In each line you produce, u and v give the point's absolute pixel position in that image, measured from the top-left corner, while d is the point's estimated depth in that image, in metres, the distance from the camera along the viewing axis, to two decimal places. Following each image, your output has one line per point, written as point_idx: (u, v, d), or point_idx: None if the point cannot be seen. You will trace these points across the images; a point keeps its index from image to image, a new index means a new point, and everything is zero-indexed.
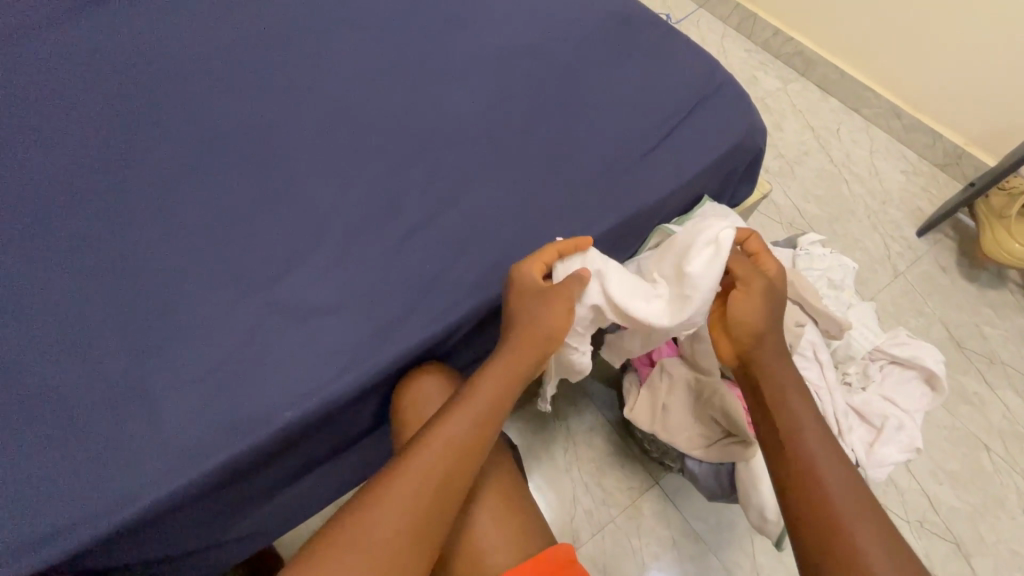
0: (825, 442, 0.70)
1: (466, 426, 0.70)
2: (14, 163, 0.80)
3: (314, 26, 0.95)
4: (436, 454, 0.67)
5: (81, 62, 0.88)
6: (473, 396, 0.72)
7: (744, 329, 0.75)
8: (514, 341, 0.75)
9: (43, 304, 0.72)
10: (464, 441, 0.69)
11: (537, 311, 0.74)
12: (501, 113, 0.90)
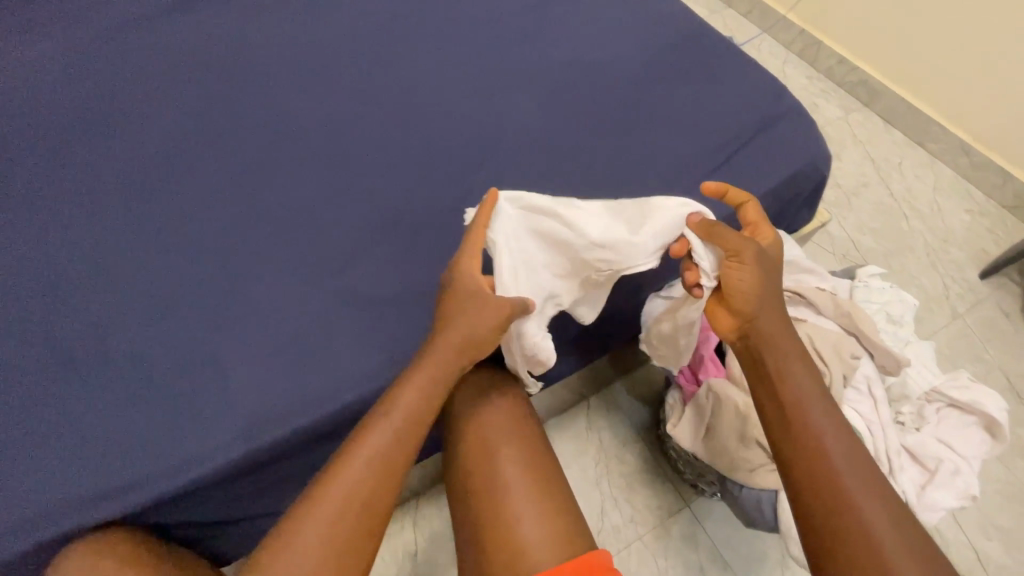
0: (828, 414, 0.68)
1: (388, 443, 0.65)
2: (117, 142, 0.88)
3: (394, 32, 1.00)
4: (356, 478, 0.62)
5: (183, 54, 0.96)
6: (392, 410, 0.66)
7: (741, 299, 0.72)
8: (437, 343, 0.69)
9: (134, 272, 0.78)
10: (389, 457, 0.64)
11: (461, 312, 0.69)
12: (566, 125, 0.92)
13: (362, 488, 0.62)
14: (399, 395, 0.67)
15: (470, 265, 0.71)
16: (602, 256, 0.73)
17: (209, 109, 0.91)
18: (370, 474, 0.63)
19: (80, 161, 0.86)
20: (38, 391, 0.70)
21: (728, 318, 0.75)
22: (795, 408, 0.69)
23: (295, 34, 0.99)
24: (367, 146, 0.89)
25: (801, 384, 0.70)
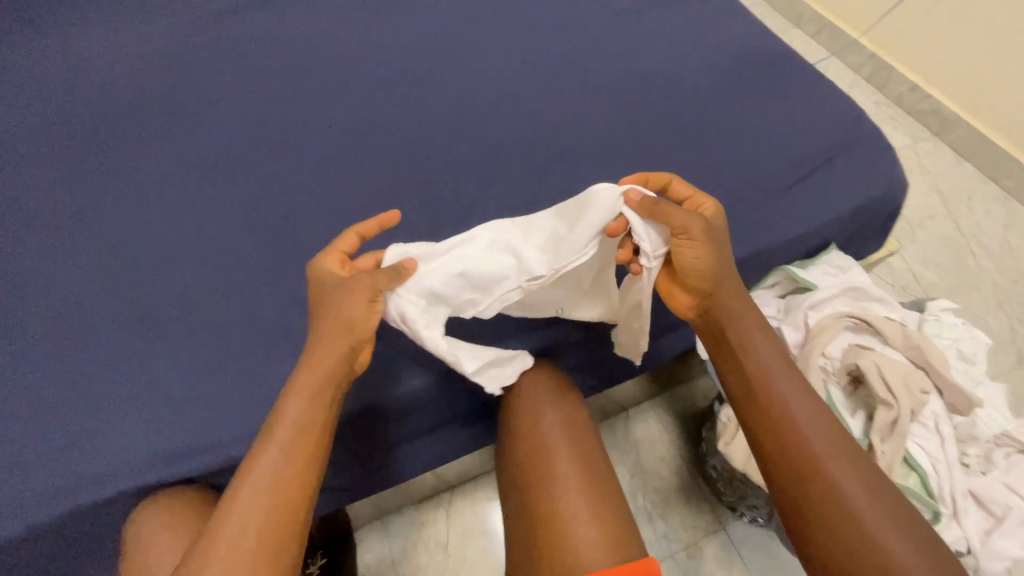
0: (791, 382, 0.70)
1: (292, 440, 0.59)
2: (211, 127, 0.94)
3: (472, 38, 1.04)
4: (260, 479, 0.57)
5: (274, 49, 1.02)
6: (287, 407, 0.60)
7: (695, 277, 0.70)
8: (320, 337, 0.63)
9: (219, 249, 0.83)
10: (295, 455, 0.59)
11: (338, 300, 0.63)
12: (637, 136, 0.93)
13: (267, 489, 0.57)
14: (296, 392, 0.61)
15: (330, 262, 0.67)
16: (534, 258, 0.71)
17: (298, 103, 0.97)
18: (275, 474, 0.57)
19: (179, 146, 0.93)
20: (129, 352, 0.74)
21: (683, 298, 0.75)
22: (760, 380, 0.71)
23: (380, 37, 1.05)
24: (442, 144, 0.92)
25: (766, 357, 0.72)
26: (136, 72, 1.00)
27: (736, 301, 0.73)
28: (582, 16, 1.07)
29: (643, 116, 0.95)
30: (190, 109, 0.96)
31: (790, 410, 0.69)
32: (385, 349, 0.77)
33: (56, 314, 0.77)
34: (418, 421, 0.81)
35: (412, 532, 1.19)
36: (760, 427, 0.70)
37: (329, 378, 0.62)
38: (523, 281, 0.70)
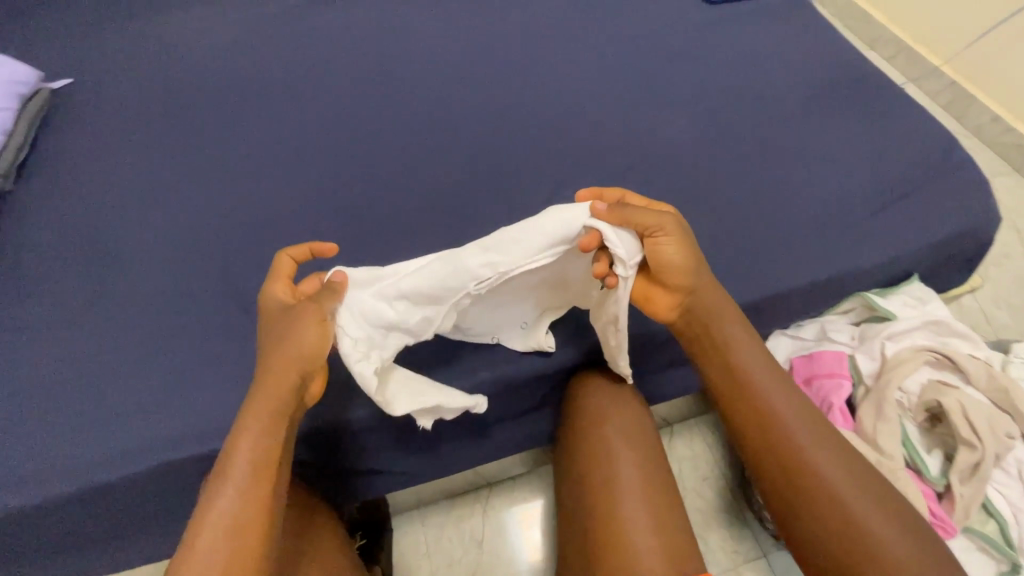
0: (767, 373, 0.69)
1: (247, 479, 0.58)
2: (296, 117, 0.98)
3: (548, 51, 1.06)
4: (219, 521, 0.56)
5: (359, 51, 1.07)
6: (238, 447, 0.58)
7: (676, 278, 0.67)
8: (268, 374, 0.60)
9: (295, 232, 0.86)
10: (252, 493, 0.57)
11: (286, 334, 0.61)
12: (711, 155, 0.93)
13: (227, 532, 0.55)
14: (245, 432, 0.59)
15: (278, 292, 0.65)
16: (475, 263, 0.66)
17: (379, 99, 1.00)
18: (234, 514, 0.56)
19: (265, 132, 0.97)
20: (210, 324, 0.78)
21: (667, 298, 0.70)
22: (747, 381, 0.69)
23: (461, 43, 1.08)
24: (517, 147, 0.93)
25: (746, 356, 0.70)
26: (229, 62, 1.06)
27: (717, 298, 0.70)
28: (660, 37, 1.08)
29: (718, 136, 0.95)
30: (276, 99, 1.01)
31: (772, 405, 0.68)
32: (453, 342, 0.78)
33: (146, 283, 0.82)
34: (475, 415, 0.82)
35: (447, 526, 1.20)
36: (747, 426, 0.69)
37: (277, 413, 0.60)
38: (470, 286, 0.67)
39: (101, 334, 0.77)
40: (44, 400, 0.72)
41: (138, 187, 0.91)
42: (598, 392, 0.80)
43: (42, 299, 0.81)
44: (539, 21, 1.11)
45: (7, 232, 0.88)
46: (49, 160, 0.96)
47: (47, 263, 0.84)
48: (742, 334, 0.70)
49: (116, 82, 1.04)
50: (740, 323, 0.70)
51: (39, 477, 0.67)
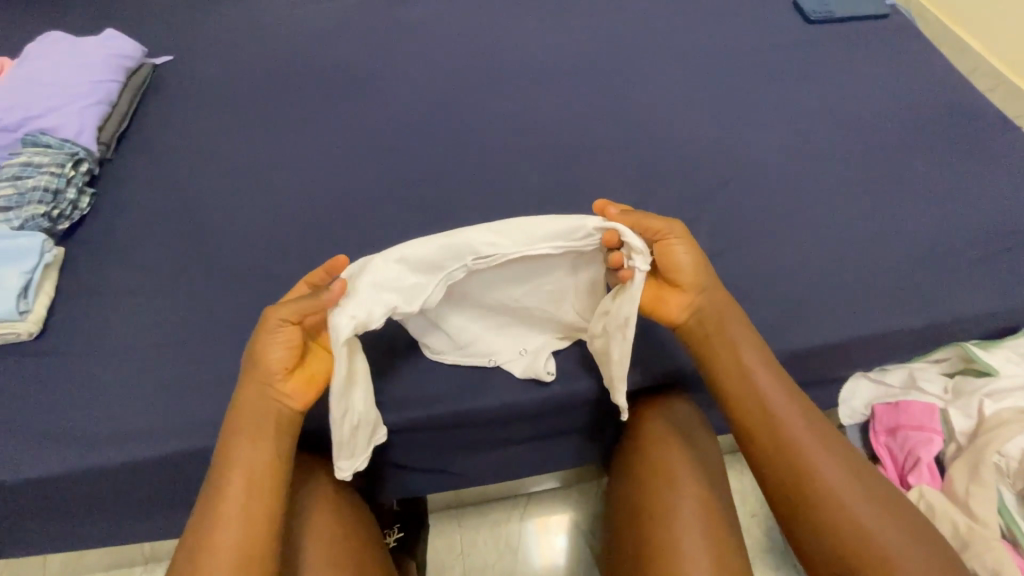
0: (771, 378, 0.65)
1: (242, 478, 0.59)
2: (383, 112, 0.99)
3: (637, 67, 1.05)
4: (217, 518, 0.57)
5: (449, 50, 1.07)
6: (234, 450, 0.60)
7: (683, 275, 0.68)
8: (249, 383, 0.62)
9: (376, 225, 0.86)
10: (246, 492, 0.58)
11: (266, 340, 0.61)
12: (799, 188, 0.90)
13: (223, 530, 0.56)
14: (236, 438, 0.60)
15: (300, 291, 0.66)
16: (483, 240, 0.67)
17: (461, 99, 1.00)
18: (228, 514, 0.57)
19: (348, 124, 0.98)
20: None
21: (679, 296, 0.69)
22: (751, 380, 0.65)
23: (546, 51, 1.07)
24: (599, 162, 0.92)
25: (748, 361, 0.66)
26: (317, 52, 1.08)
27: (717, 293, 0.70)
28: (750, 66, 1.06)
29: (808, 173, 0.92)
30: (361, 90, 1.02)
31: (777, 412, 0.64)
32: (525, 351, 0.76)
33: (230, 263, 0.84)
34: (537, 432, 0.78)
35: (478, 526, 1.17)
36: (752, 435, 0.65)
37: (268, 412, 0.61)
38: (469, 260, 0.67)
39: (188, 310, 0.81)
40: (134, 367, 0.76)
41: (226, 167, 0.95)
42: (641, 427, 0.76)
43: (135, 269, 0.85)
44: (626, 36, 1.10)
45: (105, 200, 0.93)
46: (146, 133, 1.00)
47: (141, 235, 0.88)
48: (742, 334, 0.67)
49: (211, 62, 1.08)
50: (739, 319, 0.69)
51: (124, 440, 0.71)
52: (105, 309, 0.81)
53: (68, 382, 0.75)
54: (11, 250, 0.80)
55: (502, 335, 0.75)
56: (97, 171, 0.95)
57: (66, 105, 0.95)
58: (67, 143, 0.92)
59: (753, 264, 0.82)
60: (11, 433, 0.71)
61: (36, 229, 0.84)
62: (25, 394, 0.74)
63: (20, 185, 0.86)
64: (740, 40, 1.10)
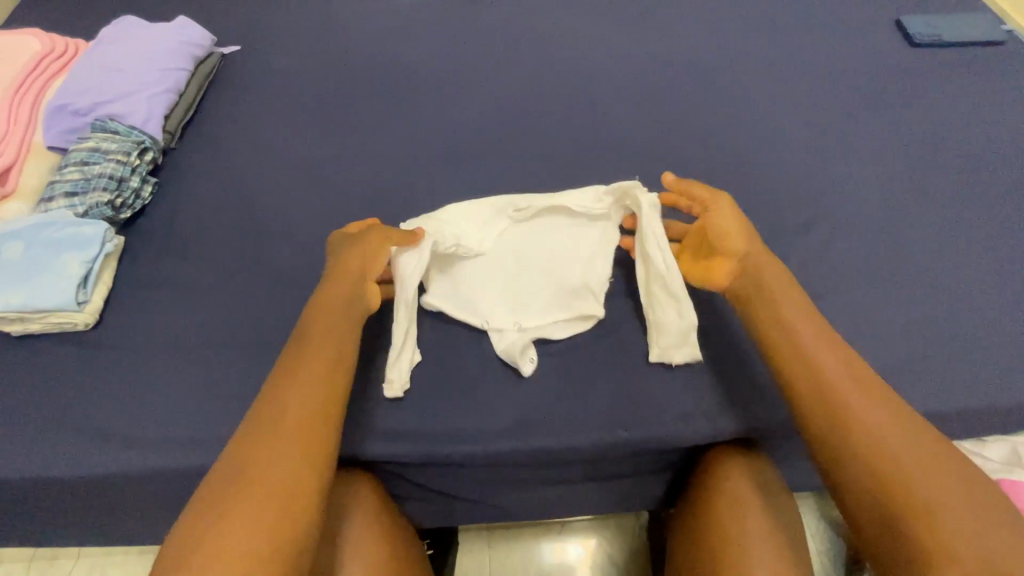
0: (808, 324, 0.62)
1: (302, 387, 0.58)
2: (452, 118, 0.96)
3: (721, 85, 0.99)
4: (266, 421, 0.55)
5: (522, 57, 1.03)
6: (296, 365, 0.60)
7: (724, 235, 0.71)
8: (330, 306, 0.67)
9: None
10: (303, 401, 0.57)
11: (349, 269, 0.71)
12: (900, 231, 0.82)
13: (278, 434, 0.54)
14: (299, 356, 0.61)
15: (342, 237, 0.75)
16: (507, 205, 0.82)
17: (531, 111, 0.96)
18: (281, 418, 0.55)
19: (414, 129, 0.95)
20: None
21: (727, 259, 0.70)
22: (787, 325, 0.62)
23: (623, 64, 1.01)
24: (676, 188, 0.86)
25: (785, 309, 0.64)
26: (385, 50, 1.05)
27: (762, 250, 0.70)
28: (844, 92, 0.98)
29: (908, 215, 0.84)
30: (429, 94, 0.99)
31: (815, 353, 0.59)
32: (592, 387, 0.70)
33: (290, 267, 0.82)
34: (599, 474, 0.73)
35: (518, 564, 1.00)
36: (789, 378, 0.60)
37: (335, 337, 0.64)
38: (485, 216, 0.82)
39: (244, 313, 0.79)
40: (189, 368, 0.75)
41: (287, 166, 0.92)
42: (713, 478, 0.70)
43: (193, 266, 0.84)
44: (709, 52, 1.03)
45: (167, 190, 0.92)
46: (211, 124, 0.99)
47: (200, 230, 0.87)
48: (786, 290, 0.65)
49: (279, 55, 1.06)
50: (784, 277, 0.67)
51: (174, 444, 0.69)
52: (162, 305, 0.80)
53: (122, 378, 0.74)
54: (73, 237, 0.79)
55: (507, 304, 0.77)
56: (161, 160, 0.94)
57: (136, 92, 0.94)
58: (134, 130, 0.92)
59: (845, 314, 0.75)
60: (65, 426, 0.71)
61: (100, 217, 0.84)
62: (80, 387, 0.74)
63: (87, 171, 0.86)
64: (835, 62, 1.02)
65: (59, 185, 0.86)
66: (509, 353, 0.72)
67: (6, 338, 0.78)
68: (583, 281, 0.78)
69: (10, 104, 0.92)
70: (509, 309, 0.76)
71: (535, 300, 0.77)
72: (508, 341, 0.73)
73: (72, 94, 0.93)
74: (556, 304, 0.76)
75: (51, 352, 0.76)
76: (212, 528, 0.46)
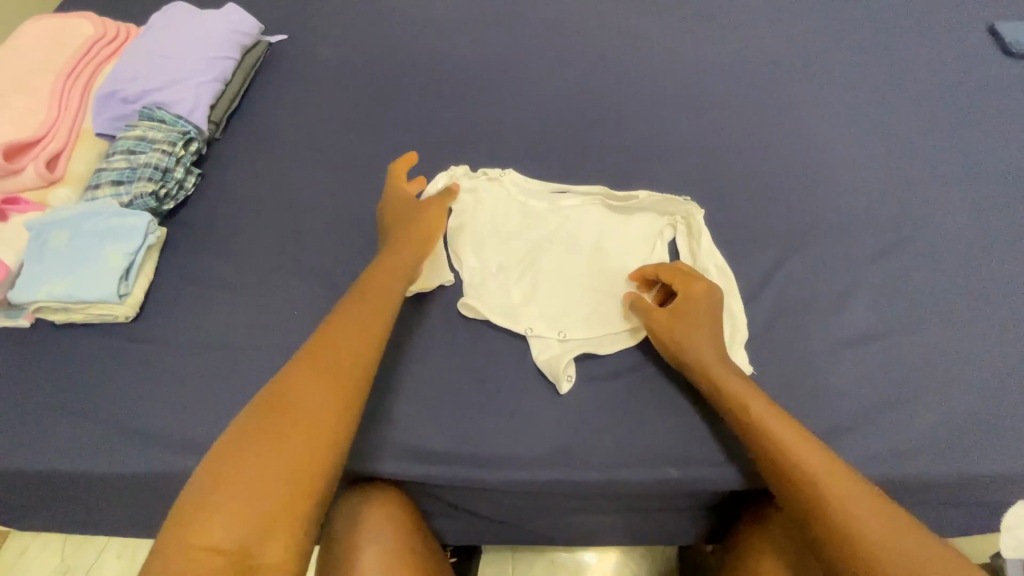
0: (784, 424, 0.58)
1: (350, 335, 0.61)
2: (504, 119, 0.91)
3: (795, 93, 0.91)
4: (316, 361, 0.57)
5: (580, 54, 0.97)
6: (350, 311, 0.63)
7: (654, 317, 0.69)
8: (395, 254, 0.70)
9: (486, 248, 0.80)
10: (350, 348, 0.59)
11: (419, 221, 0.74)
12: (991, 266, 0.74)
13: (327, 375, 0.56)
14: (353, 304, 0.64)
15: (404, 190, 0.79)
16: (560, 214, 0.82)
17: (583, 115, 0.91)
18: (328, 360, 0.57)
19: (459, 130, 0.91)
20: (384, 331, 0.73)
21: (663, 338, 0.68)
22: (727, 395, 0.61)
23: (684, 67, 0.95)
24: (736, 206, 0.81)
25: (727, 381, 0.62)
26: (432, 44, 1.01)
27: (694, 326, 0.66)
28: (930, 104, 0.89)
29: (996, 249, 0.76)
30: (476, 94, 0.94)
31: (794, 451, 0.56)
32: (640, 420, 0.66)
33: (330, 270, 0.80)
34: (639, 510, 0.69)
35: None
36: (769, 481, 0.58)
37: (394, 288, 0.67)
38: (534, 224, 0.81)
39: (280, 316, 0.77)
40: (223, 369, 0.74)
41: (329, 164, 0.90)
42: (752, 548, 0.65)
43: (231, 263, 0.82)
44: (782, 55, 0.95)
45: (209, 182, 0.91)
46: (255, 116, 0.97)
47: (239, 226, 0.85)
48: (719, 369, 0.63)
49: (327, 47, 1.04)
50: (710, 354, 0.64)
51: (207, 447, 0.69)
52: (199, 302, 0.79)
53: (157, 374, 0.74)
54: (117, 228, 0.78)
55: (550, 311, 0.74)
56: (205, 150, 0.94)
57: (183, 81, 0.93)
58: (180, 119, 0.91)
59: (919, 359, 0.69)
60: (100, 419, 0.71)
61: (143, 207, 0.83)
62: (117, 381, 0.73)
63: (133, 160, 0.85)
64: (922, 72, 0.92)
65: (106, 172, 0.85)
66: (551, 367, 0.69)
67: (48, 325, 0.78)
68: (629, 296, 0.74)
69: (63, 88, 0.92)
70: (553, 318, 0.73)
71: (578, 312, 0.74)
72: (550, 354, 0.70)
73: (122, 80, 0.93)
74: (599, 318, 0.73)
75: (91, 343, 0.76)
76: (247, 452, 0.49)
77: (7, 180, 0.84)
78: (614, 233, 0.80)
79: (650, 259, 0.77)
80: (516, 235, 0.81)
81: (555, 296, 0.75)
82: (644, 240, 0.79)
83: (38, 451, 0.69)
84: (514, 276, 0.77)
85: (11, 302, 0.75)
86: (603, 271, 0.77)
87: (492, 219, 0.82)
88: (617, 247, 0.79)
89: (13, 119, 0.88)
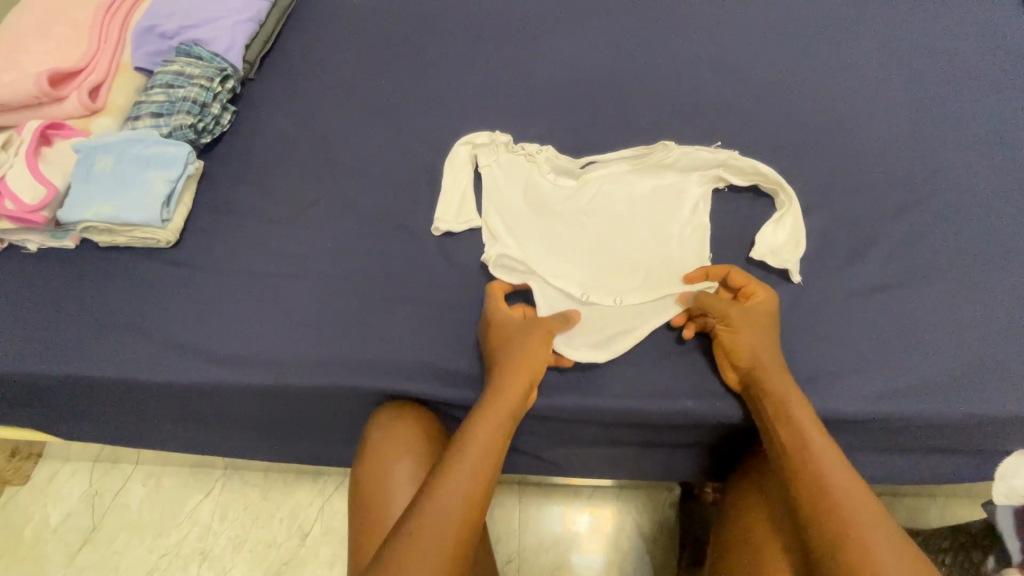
0: (841, 470, 0.56)
1: (456, 498, 0.54)
2: (536, 68, 0.92)
3: (826, 52, 0.91)
4: (410, 542, 0.52)
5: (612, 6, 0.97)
6: (454, 468, 0.56)
7: (735, 328, 0.65)
8: (490, 399, 0.62)
9: (513, 195, 0.82)
10: (451, 516, 0.53)
11: (520, 351, 0.65)
12: (1009, 221, 0.76)
13: (431, 561, 0.51)
14: (470, 431, 0.59)
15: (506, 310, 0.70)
16: (598, 181, 0.82)
17: (610, 68, 0.92)
18: (433, 549, 0.51)
19: (490, 77, 0.92)
20: (415, 266, 0.78)
21: (726, 337, 0.66)
22: (797, 431, 0.59)
23: (713, 24, 0.94)
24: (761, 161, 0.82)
25: (797, 416, 0.59)
26: None
27: (771, 348, 0.64)
28: (964, 64, 0.88)
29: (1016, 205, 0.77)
30: (508, 42, 0.95)
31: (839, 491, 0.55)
32: (659, 355, 0.70)
33: (363, 205, 0.83)
34: (649, 443, 0.74)
35: (543, 533, 1.01)
36: (804, 523, 0.55)
37: (495, 443, 0.59)
38: (569, 190, 0.82)
39: (314, 247, 0.80)
40: (260, 291, 0.77)
41: (360, 106, 0.92)
42: (750, 488, 0.68)
43: (266, 196, 0.85)
44: (817, 12, 0.94)
45: (244, 119, 0.93)
46: (288, 57, 0.99)
47: (273, 161, 0.88)
48: (794, 399, 0.60)
49: None
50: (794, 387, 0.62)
51: (244, 363, 0.72)
52: (236, 230, 0.82)
53: (197, 295, 0.77)
54: (160, 156, 0.81)
55: (587, 278, 0.76)
56: (240, 89, 0.95)
57: (219, 19, 0.94)
58: (217, 57, 0.92)
59: (927, 310, 0.71)
60: (143, 333, 0.75)
61: (182, 139, 0.85)
62: (160, 299, 0.77)
63: (172, 94, 0.87)
64: (959, 32, 0.91)
65: (146, 105, 0.87)
66: (567, 344, 0.70)
67: (92, 247, 0.81)
68: (663, 261, 0.76)
69: (102, 21, 0.93)
70: (589, 284, 0.76)
71: (621, 283, 0.76)
72: (599, 319, 0.73)
73: (160, 17, 0.94)
74: (633, 284, 0.75)
75: (134, 264, 0.80)
76: None
77: (51, 108, 0.86)
78: (644, 204, 0.81)
79: (686, 223, 0.78)
80: (550, 201, 0.82)
81: (592, 264, 0.77)
82: (672, 204, 0.80)
83: (84, 362, 0.73)
84: (549, 243, 0.79)
85: (59, 222, 0.78)
86: (638, 235, 0.79)
87: (525, 184, 0.83)
88: (648, 214, 0.80)
89: (55, 48, 0.89)
